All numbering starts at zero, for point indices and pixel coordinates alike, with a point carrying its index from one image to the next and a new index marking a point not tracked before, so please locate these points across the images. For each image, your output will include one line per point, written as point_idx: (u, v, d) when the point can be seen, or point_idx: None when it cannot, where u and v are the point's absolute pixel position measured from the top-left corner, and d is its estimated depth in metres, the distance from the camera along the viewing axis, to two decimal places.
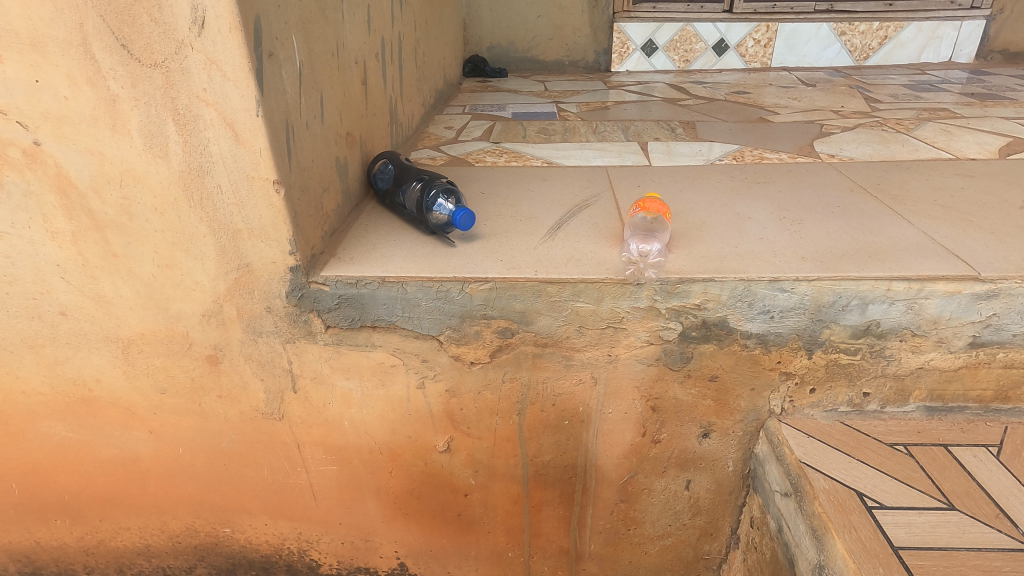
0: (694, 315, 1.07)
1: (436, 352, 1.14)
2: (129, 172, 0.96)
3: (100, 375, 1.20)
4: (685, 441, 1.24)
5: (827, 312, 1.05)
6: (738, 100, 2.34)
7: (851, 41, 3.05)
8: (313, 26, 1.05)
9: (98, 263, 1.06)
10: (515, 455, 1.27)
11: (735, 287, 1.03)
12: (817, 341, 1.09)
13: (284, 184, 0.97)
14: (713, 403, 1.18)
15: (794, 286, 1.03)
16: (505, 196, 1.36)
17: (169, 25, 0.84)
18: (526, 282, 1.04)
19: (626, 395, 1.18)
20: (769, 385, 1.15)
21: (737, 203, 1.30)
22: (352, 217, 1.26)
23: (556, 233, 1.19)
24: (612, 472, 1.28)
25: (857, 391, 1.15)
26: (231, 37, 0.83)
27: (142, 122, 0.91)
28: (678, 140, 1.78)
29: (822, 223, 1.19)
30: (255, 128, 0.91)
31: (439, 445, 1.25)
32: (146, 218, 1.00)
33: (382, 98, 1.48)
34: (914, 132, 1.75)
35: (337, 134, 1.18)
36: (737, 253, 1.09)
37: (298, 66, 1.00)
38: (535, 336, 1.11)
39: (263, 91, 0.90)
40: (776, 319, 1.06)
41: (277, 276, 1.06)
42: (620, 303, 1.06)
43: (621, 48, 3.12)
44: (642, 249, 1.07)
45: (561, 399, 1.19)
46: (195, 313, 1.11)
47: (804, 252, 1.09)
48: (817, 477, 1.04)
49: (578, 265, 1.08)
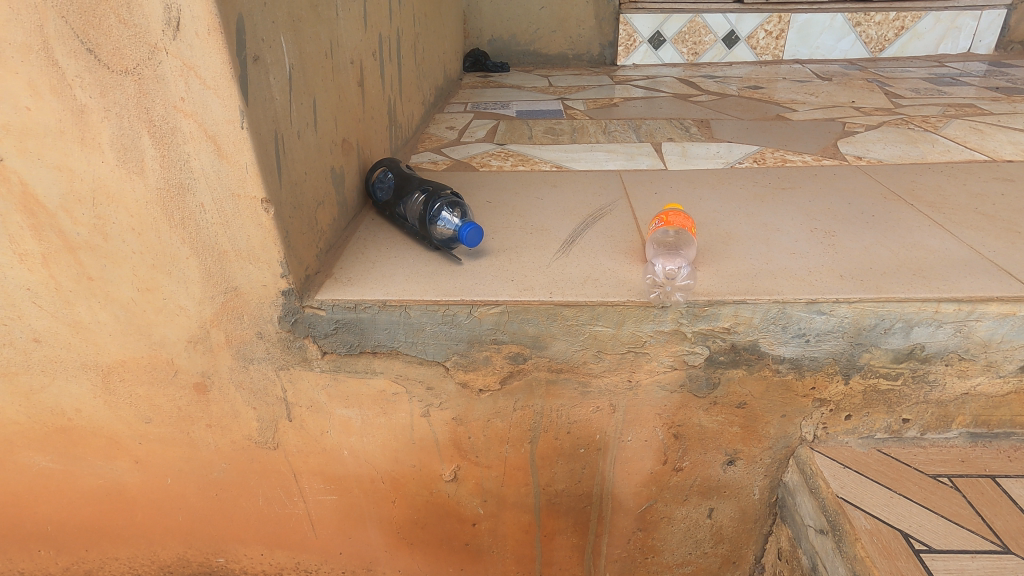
0: (722, 339, 0.98)
1: (442, 379, 1.06)
2: (101, 190, 0.87)
3: (79, 405, 1.12)
4: (708, 469, 1.15)
5: (867, 336, 0.97)
6: (752, 96, 2.24)
7: (866, 32, 2.93)
8: (304, 26, 0.95)
9: (72, 287, 0.97)
10: (527, 484, 1.19)
11: (769, 310, 0.94)
12: (855, 365, 1.00)
13: (274, 202, 0.88)
14: (740, 430, 1.10)
15: (833, 308, 0.94)
16: (513, 205, 1.27)
17: (140, 28, 0.74)
18: (540, 306, 0.96)
19: (646, 422, 1.10)
20: (802, 412, 1.07)
21: (761, 212, 1.21)
22: (350, 230, 1.17)
23: (569, 248, 1.10)
24: (630, 500, 1.20)
25: (896, 418, 1.06)
26: (210, 41, 0.74)
27: (114, 134, 0.82)
28: (693, 141, 1.68)
29: (857, 236, 1.10)
30: (240, 142, 0.81)
31: (445, 474, 1.17)
32: (122, 239, 0.91)
33: (379, 99, 1.38)
34: (943, 131, 1.65)
35: (332, 142, 1.08)
36: (768, 271, 1.00)
37: (287, 69, 0.90)
38: (549, 361, 1.03)
39: (248, 100, 0.80)
40: (812, 343, 0.98)
41: (268, 301, 0.97)
42: (642, 327, 0.97)
43: (627, 40, 3.00)
44: (667, 270, 0.98)
45: (577, 427, 1.11)
46: (180, 339, 1.02)
47: (841, 269, 1.00)
48: (857, 515, 0.95)
49: (597, 286, 0.98)
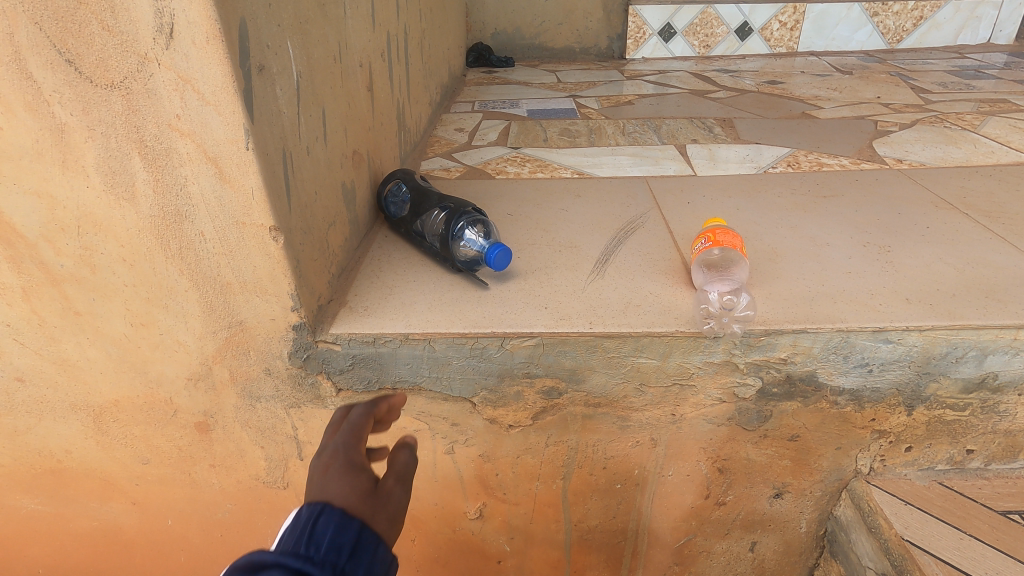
0: (777, 370, 0.90)
1: (469, 415, 0.97)
2: (87, 218, 0.77)
3: (69, 446, 1.02)
4: (754, 503, 1.07)
5: (936, 365, 0.88)
6: (773, 91, 2.14)
7: (884, 22, 2.83)
8: (311, 27, 0.85)
9: (58, 323, 0.87)
10: (557, 521, 1.10)
11: (831, 339, 0.85)
12: (919, 395, 0.92)
13: (284, 229, 0.78)
14: (790, 463, 1.01)
15: (902, 337, 0.85)
16: (536, 218, 1.18)
17: (127, 35, 0.63)
18: (579, 338, 0.86)
19: (689, 457, 1.01)
20: (858, 444, 0.98)
21: (805, 223, 1.12)
22: (362, 249, 1.07)
23: (604, 267, 1.01)
24: (668, 534, 1.12)
25: (960, 448, 0.99)
26: (210, 50, 0.63)
27: (100, 156, 0.72)
28: (719, 143, 1.58)
29: (915, 251, 1.01)
30: (245, 164, 0.71)
31: (469, 512, 1.09)
32: (111, 271, 0.81)
33: (388, 103, 1.27)
34: (982, 129, 1.56)
35: (342, 155, 0.98)
36: (825, 294, 0.91)
37: (295, 78, 0.80)
38: (585, 396, 0.94)
39: (253, 117, 0.70)
40: (874, 373, 0.90)
41: (277, 336, 0.87)
42: (691, 358, 0.88)
43: (636, 33, 2.89)
44: (725, 299, 0.87)
45: (614, 462, 1.02)
46: (179, 377, 0.92)
47: (906, 291, 0.91)
48: (927, 560, 0.88)
49: (639, 313, 0.89)
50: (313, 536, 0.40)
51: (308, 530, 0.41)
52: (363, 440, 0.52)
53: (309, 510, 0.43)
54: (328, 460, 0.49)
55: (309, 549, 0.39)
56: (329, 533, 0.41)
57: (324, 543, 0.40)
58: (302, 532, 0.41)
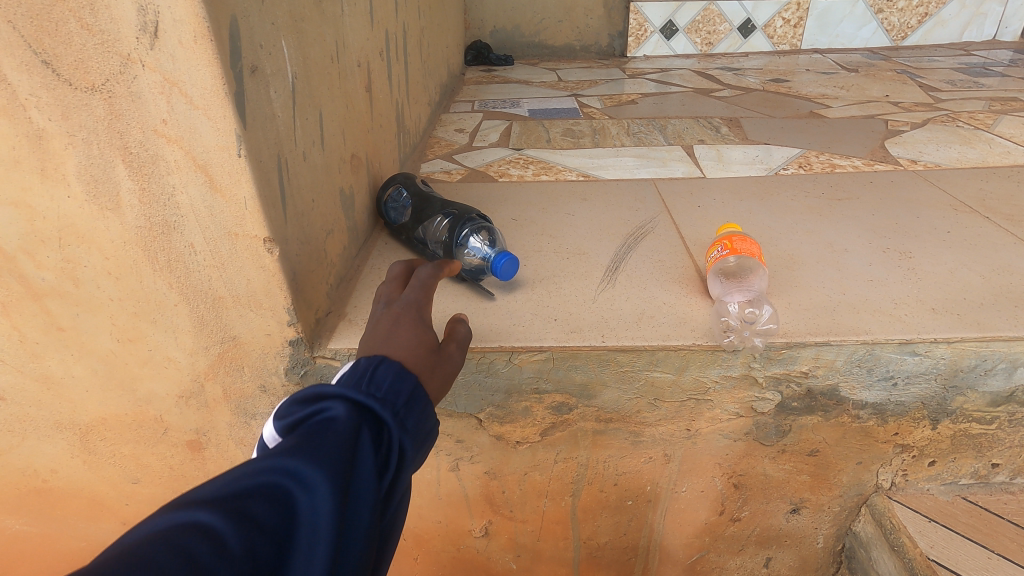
0: (797, 384, 0.86)
1: (474, 431, 0.92)
2: (69, 229, 0.72)
3: (55, 466, 0.97)
4: (770, 519, 1.03)
5: (963, 378, 0.85)
6: (778, 89, 2.10)
7: (889, 19, 2.79)
8: (307, 25, 0.80)
9: (40, 338, 0.82)
10: (566, 538, 1.06)
11: (855, 352, 0.81)
12: (945, 409, 0.88)
13: (279, 241, 0.73)
14: (809, 478, 0.98)
15: (929, 349, 0.81)
16: (542, 223, 1.14)
17: (108, 34, 0.59)
18: (592, 353, 0.82)
19: (704, 472, 0.97)
20: (880, 458, 0.95)
21: (821, 228, 1.08)
22: (361, 258, 1.03)
23: (615, 276, 0.96)
24: (680, 551, 1.08)
25: (985, 463, 0.95)
26: (198, 50, 0.59)
27: (81, 164, 0.67)
28: (726, 143, 1.54)
29: (938, 257, 0.97)
30: (236, 173, 0.66)
31: (474, 530, 1.05)
32: (96, 284, 0.77)
33: (387, 104, 1.22)
34: (995, 129, 1.53)
35: (340, 159, 0.94)
36: (847, 303, 0.87)
37: (290, 80, 0.75)
38: (597, 411, 0.90)
39: (246, 122, 0.65)
40: (899, 387, 0.86)
41: (272, 351, 0.83)
42: (708, 372, 0.84)
43: (637, 30, 2.85)
44: (745, 312, 0.82)
45: (625, 479, 0.98)
46: (169, 394, 0.88)
47: (931, 301, 0.87)
48: None
49: (654, 325, 0.85)
50: (376, 379, 0.47)
51: (370, 372, 0.48)
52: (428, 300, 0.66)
53: (368, 360, 0.50)
54: (400, 311, 0.62)
55: (372, 388, 0.46)
56: (388, 379, 0.48)
57: (384, 385, 0.47)
58: (363, 374, 0.47)
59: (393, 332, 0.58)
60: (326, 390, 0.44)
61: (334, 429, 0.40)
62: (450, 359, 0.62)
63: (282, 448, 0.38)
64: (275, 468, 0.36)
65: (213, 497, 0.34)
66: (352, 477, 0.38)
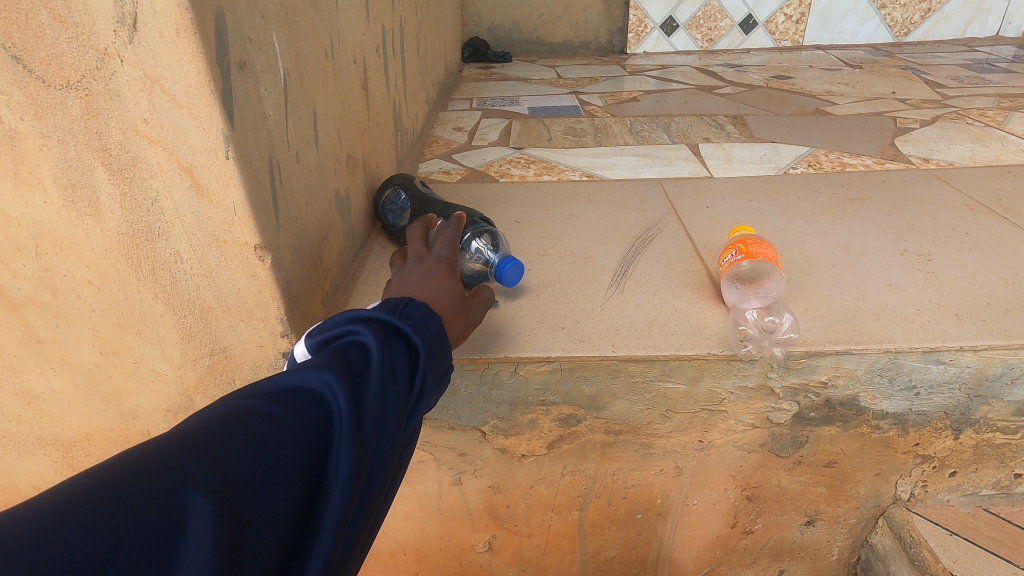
0: (815, 394, 0.82)
1: (477, 445, 0.88)
2: (47, 237, 0.67)
3: (37, 482, 0.93)
4: (784, 531, 1.00)
5: (988, 387, 0.81)
6: (783, 86, 2.06)
7: (892, 15, 2.76)
8: (299, 19, 0.76)
9: (18, 351, 0.78)
10: (572, 552, 1.02)
11: (878, 360, 0.78)
12: (968, 419, 0.85)
13: (271, 248, 0.69)
14: (825, 490, 0.94)
15: (954, 357, 0.77)
16: (546, 225, 1.09)
17: (83, 27, 0.54)
18: (602, 363, 0.78)
19: (717, 485, 0.93)
20: (899, 469, 0.91)
21: (835, 230, 1.04)
22: (358, 263, 0.98)
23: (623, 281, 0.92)
24: (690, 564, 1.05)
25: (1008, 473, 0.91)
26: (180, 44, 0.54)
27: (57, 167, 0.63)
28: (733, 142, 1.50)
29: (958, 260, 0.94)
30: (224, 176, 0.62)
31: (477, 545, 1.01)
32: (77, 295, 0.72)
33: (384, 102, 1.18)
34: (1007, 126, 1.49)
35: (335, 160, 0.89)
36: (867, 309, 0.83)
37: (281, 77, 0.71)
38: (606, 423, 0.86)
39: (234, 122, 0.61)
40: (922, 396, 0.82)
41: (265, 364, 0.78)
42: (722, 383, 0.80)
43: (637, 27, 2.80)
44: (767, 321, 0.79)
45: (635, 492, 0.94)
46: (157, 408, 0.83)
47: (955, 306, 0.83)
48: None
49: (666, 333, 0.81)
50: (407, 312, 0.54)
51: (401, 307, 0.54)
52: (456, 259, 0.74)
53: (396, 301, 0.56)
54: (432, 265, 0.72)
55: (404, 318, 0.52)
56: (418, 314, 0.54)
57: (414, 318, 0.53)
58: (395, 308, 0.54)
59: (429, 276, 0.69)
60: (358, 315, 0.51)
61: (367, 342, 0.46)
62: (472, 312, 0.72)
63: (324, 368, 0.42)
64: (319, 392, 0.40)
65: (267, 392, 0.39)
66: (385, 376, 0.44)
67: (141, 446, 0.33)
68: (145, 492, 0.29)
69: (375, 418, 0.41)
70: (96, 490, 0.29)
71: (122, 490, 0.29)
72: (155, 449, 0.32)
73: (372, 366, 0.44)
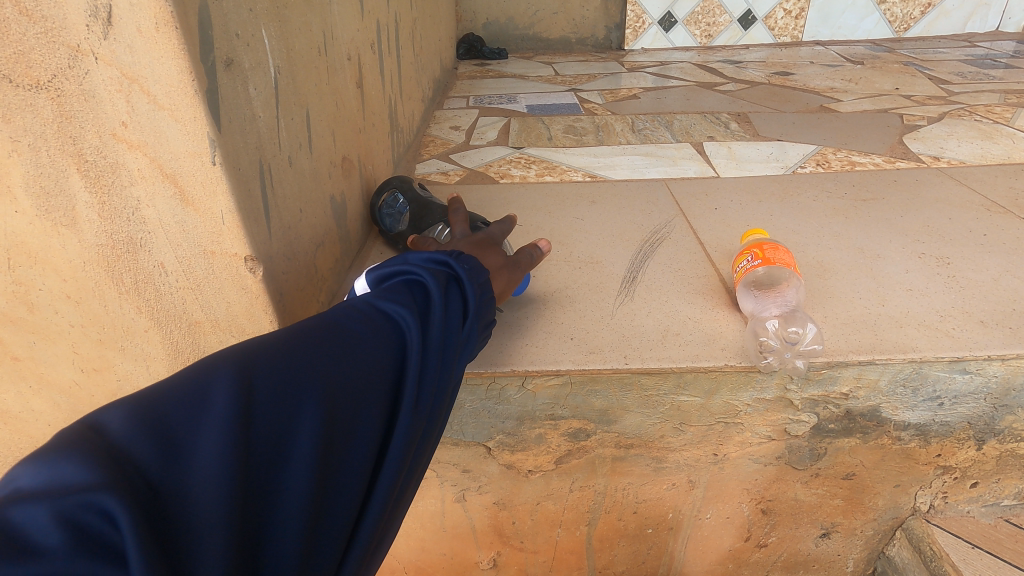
0: (835, 405, 0.79)
1: (482, 461, 0.84)
2: (20, 248, 0.63)
3: None
4: (799, 544, 0.96)
5: (1015, 397, 0.78)
6: (785, 82, 2.03)
7: (891, 10, 2.74)
8: (290, 13, 0.71)
9: None
10: (580, 568, 0.99)
11: (902, 371, 0.74)
12: (992, 429, 0.82)
13: (262, 259, 0.64)
14: (842, 503, 0.91)
15: (981, 367, 0.74)
16: (550, 229, 1.05)
17: (52, 21, 0.49)
18: (614, 377, 0.74)
19: (731, 498, 0.90)
20: (920, 481, 0.88)
21: (850, 232, 1.01)
22: (354, 270, 0.94)
23: (633, 287, 0.88)
24: None
25: None
26: (160, 40, 0.49)
27: (29, 174, 0.58)
28: (738, 140, 1.47)
29: (978, 263, 0.90)
30: (210, 183, 0.57)
31: (482, 562, 0.97)
32: (54, 309, 0.67)
33: (379, 101, 1.13)
34: (1015, 123, 1.47)
35: (330, 162, 0.85)
36: (888, 316, 0.80)
37: (272, 75, 0.66)
38: (617, 436, 0.82)
39: (221, 124, 0.56)
40: (945, 406, 0.79)
41: None
42: (739, 396, 0.77)
43: (634, 22, 2.76)
44: (790, 332, 0.75)
45: (646, 506, 0.90)
46: None
47: (979, 313, 0.80)
48: None
49: (680, 343, 0.77)
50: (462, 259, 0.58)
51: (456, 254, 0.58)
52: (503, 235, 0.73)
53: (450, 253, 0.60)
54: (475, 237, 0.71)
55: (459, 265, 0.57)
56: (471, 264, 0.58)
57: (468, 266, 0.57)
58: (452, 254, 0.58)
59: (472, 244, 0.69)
60: (423, 257, 0.56)
61: (428, 284, 0.51)
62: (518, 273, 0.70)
63: (394, 304, 0.48)
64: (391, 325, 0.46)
65: (350, 318, 0.46)
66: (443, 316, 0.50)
67: (258, 345, 0.41)
68: (271, 387, 0.38)
69: (434, 353, 0.48)
70: (235, 383, 0.37)
71: (255, 384, 0.37)
72: (267, 352, 0.40)
73: (433, 303, 0.50)
